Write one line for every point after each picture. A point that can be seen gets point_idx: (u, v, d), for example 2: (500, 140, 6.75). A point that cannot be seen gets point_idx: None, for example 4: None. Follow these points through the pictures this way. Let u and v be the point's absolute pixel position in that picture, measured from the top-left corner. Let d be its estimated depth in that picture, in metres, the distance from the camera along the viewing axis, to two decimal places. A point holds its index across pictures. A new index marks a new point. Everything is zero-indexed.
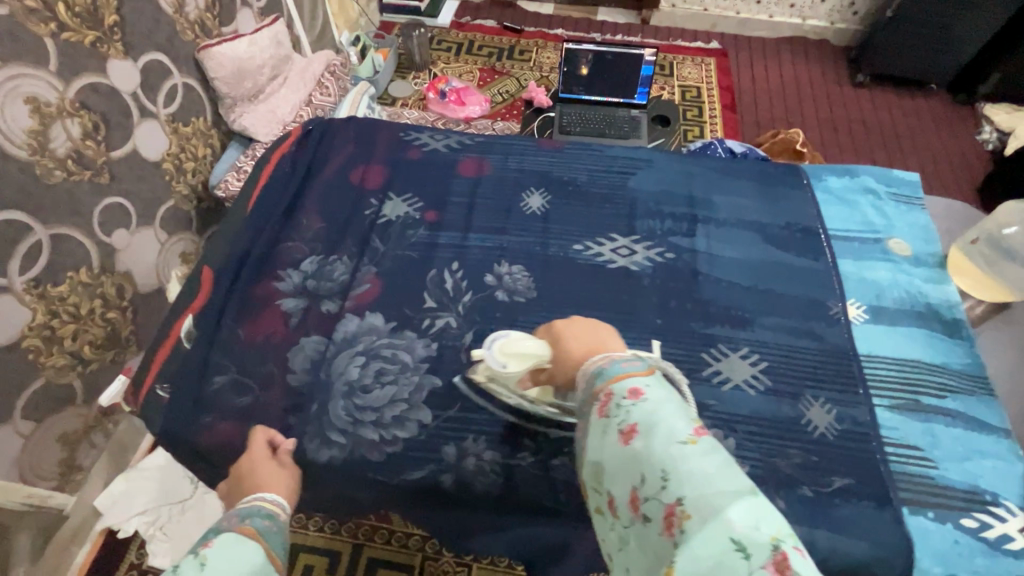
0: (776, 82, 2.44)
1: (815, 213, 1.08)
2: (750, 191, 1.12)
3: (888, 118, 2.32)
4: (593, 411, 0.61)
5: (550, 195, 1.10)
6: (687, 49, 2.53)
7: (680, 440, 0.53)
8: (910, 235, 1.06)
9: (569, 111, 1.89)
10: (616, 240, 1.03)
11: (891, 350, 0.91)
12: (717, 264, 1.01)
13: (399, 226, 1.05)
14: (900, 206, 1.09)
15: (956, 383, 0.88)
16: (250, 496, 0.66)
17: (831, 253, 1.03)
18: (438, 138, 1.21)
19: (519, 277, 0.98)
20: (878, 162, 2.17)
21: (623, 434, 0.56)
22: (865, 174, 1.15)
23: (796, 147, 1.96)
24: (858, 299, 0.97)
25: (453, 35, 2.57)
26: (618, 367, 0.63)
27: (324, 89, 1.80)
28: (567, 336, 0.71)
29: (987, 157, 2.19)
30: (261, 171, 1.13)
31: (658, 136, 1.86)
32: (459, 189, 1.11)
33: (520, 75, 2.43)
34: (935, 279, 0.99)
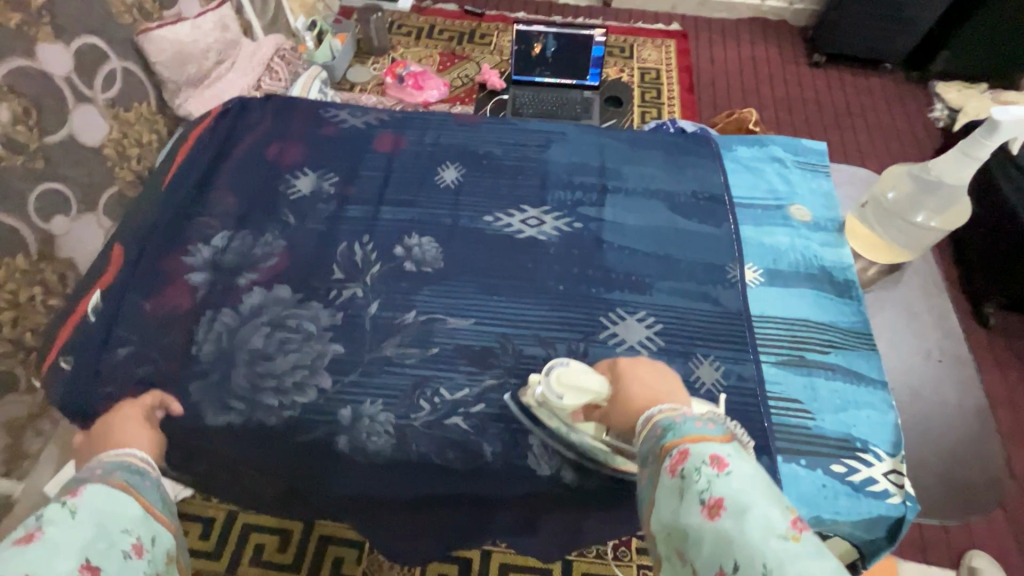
0: (732, 62, 2.46)
1: (722, 181, 1.11)
2: (660, 161, 1.14)
3: (841, 97, 2.35)
4: (668, 470, 0.61)
5: (464, 167, 1.12)
6: (648, 31, 2.54)
7: (778, 531, 0.50)
8: (811, 201, 1.09)
9: (523, 93, 1.89)
10: (527, 211, 1.05)
11: (781, 311, 0.94)
12: (621, 232, 1.03)
13: (312, 200, 1.06)
14: (805, 174, 1.12)
15: (840, 339, 0.92)
16: (120, 451, 0.69)
17: (733, 219, 1.05)
18: (357, 114, 1.21)
19: (427, 248, 1.00)
20: (830, 140, 2.21)
21: (709, 506, 0.54)
22: (774, 143, 1.17)
23: (749, 126, 1.98)
24: (755, 263, 1.00)
25: (413, 19, 2.56)
26: (694, 430, 0.63)
27: (274, 73, 1.77)
28: (631, 377, 0.79)
29: (937, 133, 2.24)
30: (179, 149, 1.13)
31: (611, 117, 1.87)
32: (377, 164, 1.12)
33: (480, 59, 2.42)
34: (831, 242, 1.02)
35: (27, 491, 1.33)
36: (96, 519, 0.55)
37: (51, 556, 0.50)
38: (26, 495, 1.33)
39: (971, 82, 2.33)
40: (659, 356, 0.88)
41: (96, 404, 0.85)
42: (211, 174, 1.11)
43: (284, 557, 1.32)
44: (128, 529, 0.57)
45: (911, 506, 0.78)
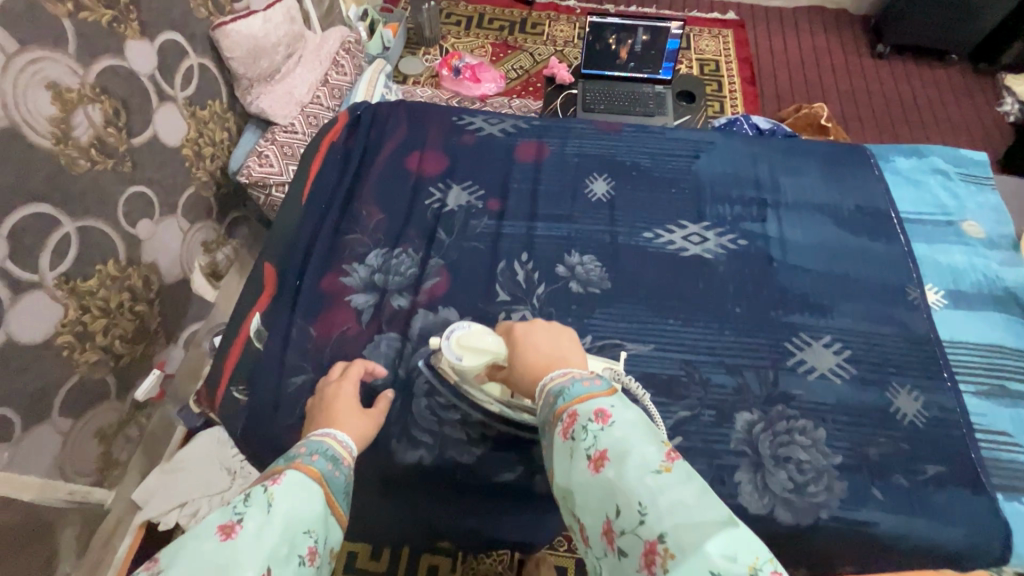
0: (795, 53, 2.39)
1: (885, 194, 1.07)
2: (818, 172, 1.10)
3: (908, 89, 2.29)
4: (557, 429, 0.67)
5: (614, 179, 1.09)
6: (704, 21, 2.48)
7: (653, 469, 0.59)
8: (982, 215, 1.06)
9: (592, 87, 1.84)
10: (686, 227, 1.03)
11: (973, 336, 0.93)
12: (790, 250, 1.00)
13: (463, 216, 1.04)
14: (972, 188, 1.09)
15: None
16: (323, 433, 0.72)
17: (905, 237, 1.02)
18: (492, 122, 1.19)
19: (591, 267, 0.98)
20: (901, 136, 2.16)
21: (594, 460, 0.62)
22: (933, 154, 1.14)
23: (821, 121, 1.95)
24: (936, 284, 0.98)
25: (462, 8, 2.49)
26: (578, 386, 0.69)
27: (340, 68, 1.73)
28: (523, 339, 0.79)
29: (1008, 128, 2.19)
30: (311, 159, 1.10)
31: (683, 113, 1.83)
32: (519, 175, 1.10)
33: (534, 50, 2.36)
34: (1011, 262, 1.00)
35: (118, 498, 1.33)
36: (281, 524, 0.57)
37: (242, 559, 0.52)
38: (116, 502, 1.32)
39: None
40: (854, 385, 0.87)
41: (270, 438, 0.85)
42: (349, 184, 1.09)
43: (378, 566, 1.31)
44: (307, 534, 0.59)
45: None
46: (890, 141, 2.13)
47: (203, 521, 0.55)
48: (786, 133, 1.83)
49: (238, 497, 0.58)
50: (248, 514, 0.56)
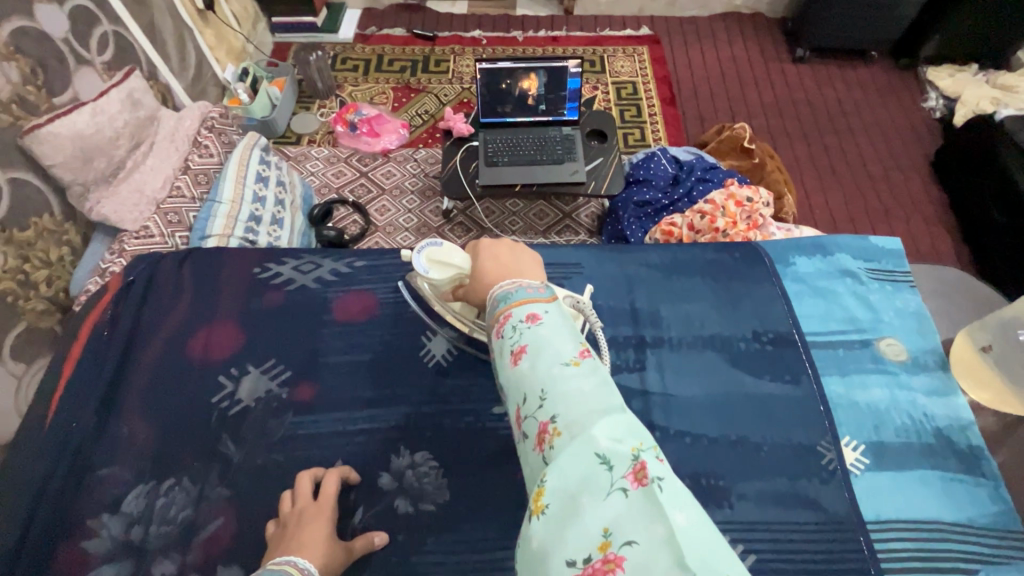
0: (714, 66, 2.28)
1: (786, 313, 0.97)
2: (703, 293, 1.00)
3: (831, 95, 2.20)
4: (494, 331, 0.64)
5: (457, 334, 0.98)
6: (617, 40, 2.35)
7: (564, 360, 0.56)
8: (902, 330, 0.98)
9: (493, 137, 1.67)
10: None
11: (902, 509, 0.81)
12: (673, 409, 0.87)
13: (259, 415, 0.88)
14: (884, 290, 1.02)
15: (984, 549, 0.79)
16: (283, 560, 0.65)
17: (814, 371, 0.91)
18: (304, 267, 1.06)
19: (426, 471, 0.84)
20: (829, 147, 2.05)
21: (515, 354, 0.59)
22: (837, 252, 1.07)
23: (744, 142, 1.81)
24: (853, 437, 0.86)
25: (358, 50, 2.30)
26: (523, 292, 0.65)
27: (204, 149, 1.53)
28: (484, 249, 0.75)
29: (936, 125, 2.11)
30: (65, 355, 0.95)
31: (595, 155, 1.67)
32: (342, 344, 0.97)
33: (439, 90, 2.19)
34: (937, 392, 0.91)
35: None
36: None
37: None
38: None
39: (963, 65, 2.21)
40: None
41: None
42: (120, 380, 0.92)
43: None
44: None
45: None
46: (821, 155, 2.02)
47: None
48: (706, 164, 1.69)
49: None
50: None
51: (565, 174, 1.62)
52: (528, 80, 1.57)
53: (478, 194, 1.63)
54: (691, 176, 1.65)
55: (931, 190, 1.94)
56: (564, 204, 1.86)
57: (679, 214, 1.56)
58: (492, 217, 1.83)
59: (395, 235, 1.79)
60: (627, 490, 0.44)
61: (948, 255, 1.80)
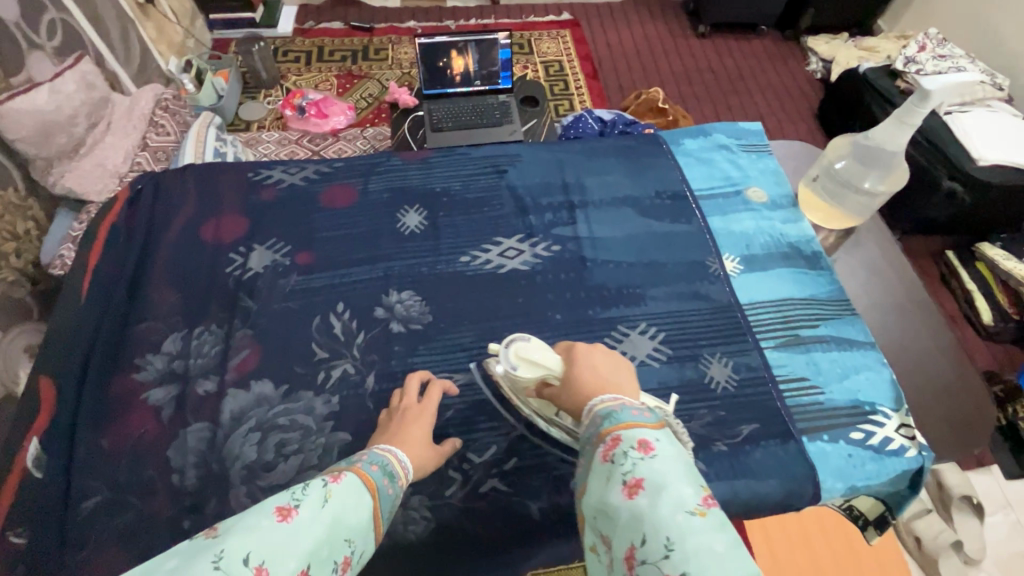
0: (628, 43, 2.55)
1: (680, 177, 1.19)
2: (616, 167, 1.20)
3: (730, 63, 2.51)
4: (599, 454, 0.64)
5: (425, 210, 1.13)
6: (541, 25, 2.58)
7: (689, 509, 0.54)
8: (763, 180, 1.19)
9: (437, 107, 1.84)
10: (502, 242, 1.09)
11: (768, 294, 1.03)
12: (600, 246, 1.08)
13: (269, 276, 1.02)
14: (752, 156, 1.22)
15: (826, 311, 1.02)
16: (388, 448, 0.73)
17: (700, 214, 1.13)
18: (292, 171, 1.17)
19: (411, 303, 1.01)
20: (732, 107, 2.34)
21: (628, 487, 0.58)
22: (716, 132, 1.27)
23: (659, 105, 2.09)
24: (732, 252, 1.09)
25: (298, 43, 2.41)
26: (628, 413, 0.66)
27: (160, 127, 1.60)
28: (581, 358, 0.78)
29: (817, 84, 2.46)
30: (89, 246, 1.08)
31: (530, 118, 1.88)
32: (334, 222, 1.10)
33: (381, 75, 2.33)
34: (791, 219, 1.13)
35: None
36: (332, 521, 0.56)
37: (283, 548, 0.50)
38: None
39: (835, 33, 2.57)
40: (670, 365, 0.95)
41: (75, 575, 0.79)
42: (141, 266, 1.06)
43: None
44: (346, 542, 0.56)
45: (927, 454, 0.88)
46: (724, 113, 2.32)
47: (265, 500, 0.54)
48: (627, 120, 1.93)
49: (302, 484, 0.57)
50: (309, 502, 0.56)
51: (504, 135, 1.81)
52: (457, 62, 1.79)
53: None
54: (615, 131, 1.89)
55: (817, 137, 2.27)
56: None
57: None
58: None
59: None
60: None
61: None
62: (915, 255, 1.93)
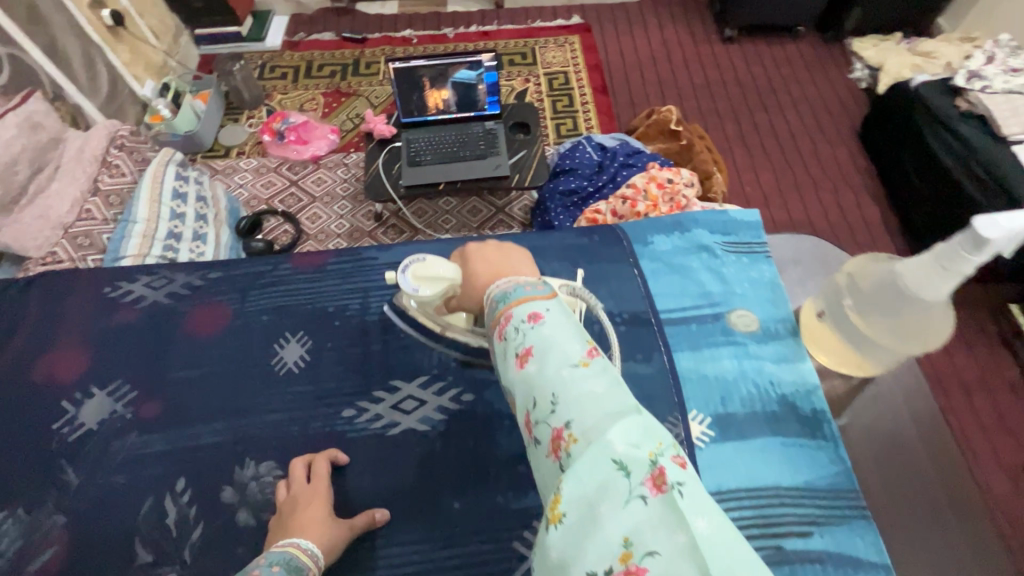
0: (644, 50, 2.29)
1: (643, 292, 0.92)
2: (559, 275, 0.94)
3: (760, 71, 2.21)
4: (495, 334, 0.58)
5: (308, 339, 0.89)
6: (547, 31, 2.34)
7: (573, 363, 0.50)
8: (753, 300, 0.92)
9: (416, 137, 1.66)
10: (399, 390, 0.84)
11: (743, 478, 0.75)
12: None
13: (101, 437, 0.81)
14: (740, 263, 0.96)
15: (820, 512, 0.73)
16: (287, 542, 0.63)
17: (665, 348, 0.86)
18: (155, 282, 0.96)
19: (268, 482, 0.76)
20: (760, 123, 2.06)
21: (519, 357, 0.52)
22: (697, 228, 1.01)
23: (670, 127, 1.84)
24: (699, 410, 0.80)
25: (287, 58, 2.27)
26: (520, 291, 0.59)
27: (114, 168, 1.49)
28: (472, 258, 0.67)
29: (862, 95, 2.14)
30: None
31: (518, 148, 1.67)
32: (188, 358, 0.87)
33: (370, 92, 2.17)
34: (785, 358, 0.85)
35: None
36: None
37: None
38: None
39: (887, 34, 2.23)
40: None
41: None
42: None
43: None
44: None
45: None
46: (751, 132, 2.04)
47: None
48: (631, 149, 1.70)
49: None
50: None
51: (488, 168, 1.61)
52: (432, 95, 1.62)
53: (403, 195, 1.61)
54: (614, 163, 1.66)
55: (858, 159, 1.97)
56: (497, 199, 1.85)
57: (604, 200, 1.55)
58: (424, 218, 1.82)
59: (326, 242, 1.77)
60: (646, 497, 0.39)
61: (872, 221, 1.84)
62: (972, 309, 1.63)
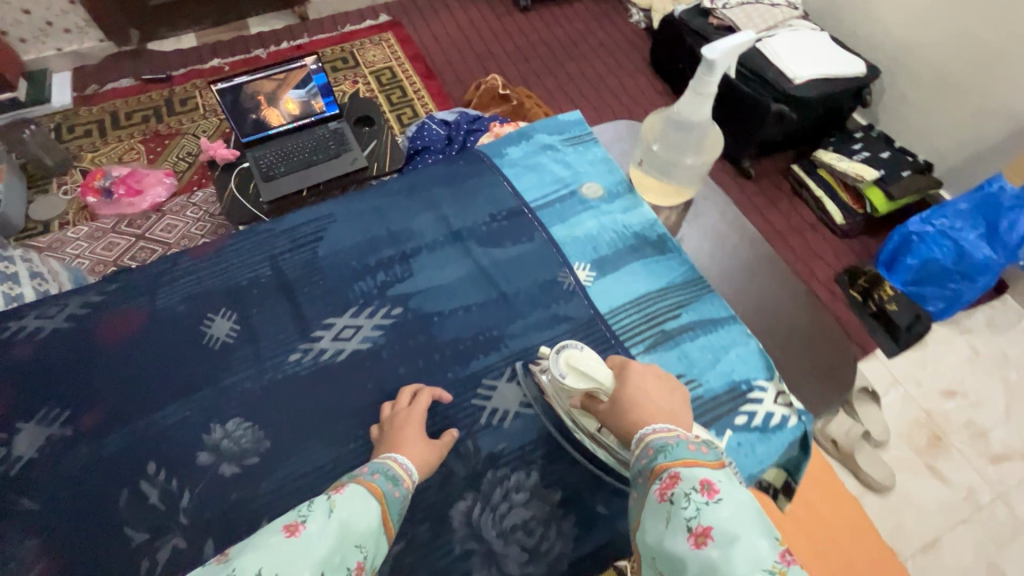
0: (456, 32, 2.46)
1: (511, 192, 1.15)
2: (443, 198, 1.13)
3: (559, 30, 2.51)
4: (655, 489, 0.62)
5: (234, 312, 0.98)
6: (359, 33, 2.41)
7: (768, 568, 0.51)
8: (594, 173, 1.18)
9: (264, 153, 1.65)
10: (334, 323, 0.98)
11: (624, 296, 1.02)
12: (443, 296, 1.02)
13: (48, 459, 0.85)
14: (577, 150, 1.21)
15: (683, 297, 1.02)
16: (385, 455, 0.76)
17: (541, 226, 1.10)
18: (48, 313, 0.98)
19: (241, 434, 0.87)
20: (572, 74, 2.35)
21: (696, 534, 0.56)
22: (537, 133, 1.24)
23: (499, 91, 2.03)
24: (581, 260, 1.06)
25: (84, 114, 2.07)
26: (686, 448, 0.65)
27: None
28: (637, 378, 0.78)
29: (644, 34, 2.52)
30: None
31: (369, 140, 1.75)
32: (115, 362, 0.93)
33: (195, 129, 2.07)
34: (627, 207, 1.13)
35: None
36: (340, 529, 0.60)
37: (299, 559, 0.56)
38: None
39: None
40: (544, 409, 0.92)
41: None
42: None
43: None
44: (358, 547, 0.61)
45: (807, 419, 0.89)
46: (566, 81, 2.32)
47: (273, 522, 0.60)
48: (471, 117, 1.85)
49: (305, 503, 0.62)
50: (312, 515, 0.61)
51: (346, 164, 1.67)
52: (272, 114, 1.63)
53: (267, 212, 1.60)
54: (461, 131, 1.80)
55: (655, 84, 2.34)
56: None
57: None
58: None
59: None
60: None
61: None
62: (771, 175, 2.05)
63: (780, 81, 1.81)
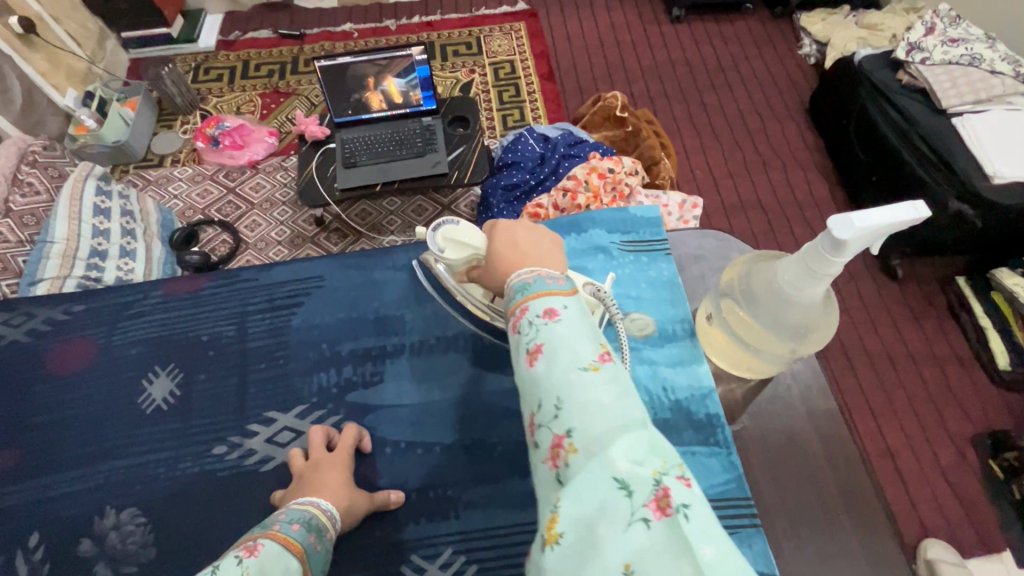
0: (592, 35, 2.24)
1: None
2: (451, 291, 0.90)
3: (709, 51, 2.18)
4: (506, 324, 0.55)
5: (179, 373, 0.88)
6: (492, 18, 2.28)
7: (582, 366, 0.48)
8: (648, 299, 0.88)
9: (351, 137, 1.61)
10: (274, 421, 0.82)
11: None
12: (400, 424, 0.80)
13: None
14: (637, 261, 0.92)
15: None
16: (307, 501, 0.66)
17: None
18: (21, 320, 0.97)
19: (131, 529, 0.76)
20: (709, 106, 2.04)
21: (530, 354, 0.51)
22: (593, 227, 0.97)
23: (615, 113, 1.79)
24: None
25: (222, 58, 2.18)
26: (540, 282, 0.55)
27: (26, 186, 1.40)
28: (501, 238, 0.64)
29: (811, 72, 2.12)
30: None
31: (457, 144, 1.62)
32: (53, 397, 0.88)
33: (310, 92, 2.09)
34: (674, 361, 0.82)
35: None
36: None
37: None
38: None
39: (835, 6, 2.19)
40: None
41: None
42: None
43: None
44: None
45: None
46: (699, 113, 2.02)
47: None
48: (573, 139, 1.66)
49: (210, 567, 0.50)
50: None
51: (425, 167, 1.57)
52: (373, 96, 1.56)
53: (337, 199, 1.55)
54: (557, 154, 1.61)
55: (806, 137, 1.96)
56: (443, 196, 1.81)
57: (545, 193, 1.51)
58: (369, 219, 1.77)
59: (267, 251, 1.72)
60: (649, 522, 0.39)
61: (820, 197, 1.83)
62: (921, 284, 1.64)
63: (973, 179, 1.40)
